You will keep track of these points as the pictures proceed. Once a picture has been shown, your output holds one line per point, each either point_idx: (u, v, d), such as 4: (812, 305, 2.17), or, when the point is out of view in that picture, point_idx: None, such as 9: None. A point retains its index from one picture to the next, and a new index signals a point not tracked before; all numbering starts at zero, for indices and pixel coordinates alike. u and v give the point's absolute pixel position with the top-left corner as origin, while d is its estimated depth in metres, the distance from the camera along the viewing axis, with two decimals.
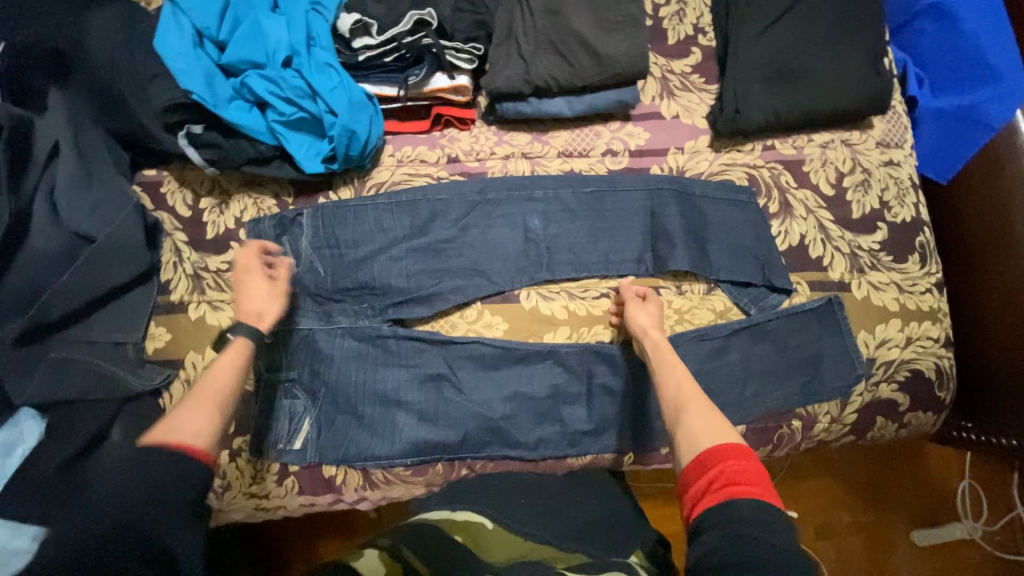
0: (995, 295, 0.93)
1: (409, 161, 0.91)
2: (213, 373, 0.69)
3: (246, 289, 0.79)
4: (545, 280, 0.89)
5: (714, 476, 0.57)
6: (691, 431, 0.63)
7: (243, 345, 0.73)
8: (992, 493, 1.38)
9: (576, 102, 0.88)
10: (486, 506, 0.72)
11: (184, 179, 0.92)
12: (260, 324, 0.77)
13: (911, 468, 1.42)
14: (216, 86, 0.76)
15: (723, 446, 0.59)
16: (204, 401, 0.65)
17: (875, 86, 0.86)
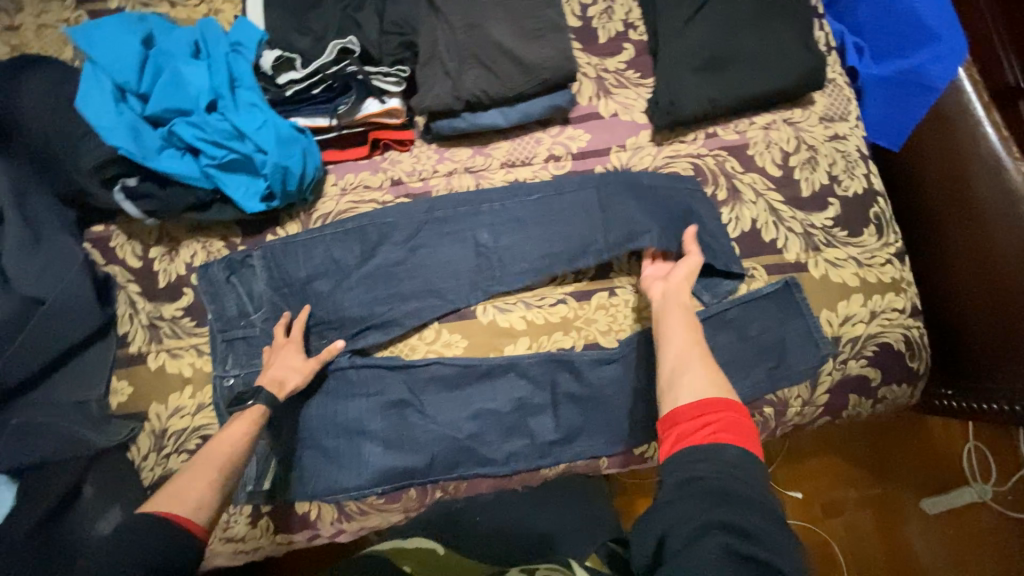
0: (965, 258, 0.91)
1: (353, 188, 0.91)
2: (223, 437, 0.71)
3: (275, 359, 0.81)
4: (500, 292, 0.88)
5: (707, 422, 0.60)
6: (698, 383, 0.65)
7: (258, 413, 0.74)
8: (999, 454, 1.36)
9: (510, 112, 0.87)
10: (439, 529, 0.81)
11: (133, 231, 0.92)
12: (280, 392, 0.78)
13: (913, 436, 1.39)
14: (143, 138, 0.77)
15: (722, 399, 0.62)
16: (208, 469, 0.66)
17: (806, 62, 0.86)
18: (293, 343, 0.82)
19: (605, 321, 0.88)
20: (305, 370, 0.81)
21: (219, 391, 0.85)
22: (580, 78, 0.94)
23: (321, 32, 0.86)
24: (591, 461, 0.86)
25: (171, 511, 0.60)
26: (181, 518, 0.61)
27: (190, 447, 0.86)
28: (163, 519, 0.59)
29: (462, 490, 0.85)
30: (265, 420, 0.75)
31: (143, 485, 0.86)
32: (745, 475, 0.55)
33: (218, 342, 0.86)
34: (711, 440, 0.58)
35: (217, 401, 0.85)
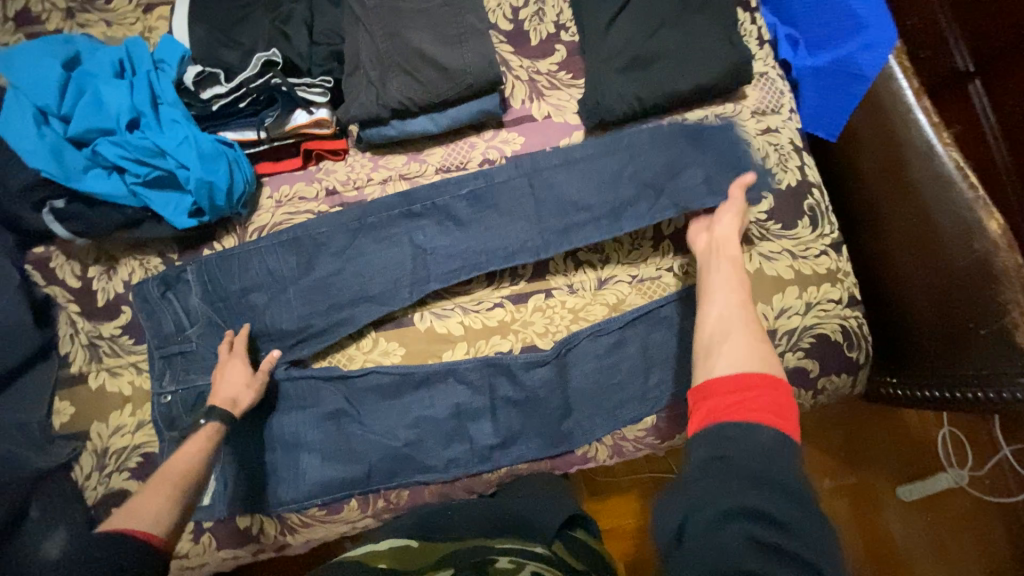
0: (908, 236, 0.88)
1: (288, 200, 0.90)
2: (179, 455, 0.71)
3: (221, 377, 0.81)
4: (438, 297, 0.89)
5: (741, 399, 0.56)
6: (733, 354, 0.62)
7: (212, 430, 0.75)
8: (975, 437, 1.34)
9: (439, 118, 0.88)
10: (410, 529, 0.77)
11: (71, 251, 0.91)
12: (235, 410, 0.78)
13: (887, 423, 1.38)
14: (67, 160, 0.78)
15: (768, 376, 0.58)
16: (164, 486, 0.66)
17: (731, 57, 0.86)
18: (237, 357, 0.83)
19: (542, 323, 0.88)
20: (252, 383, 0.81)
21: (157, 408, 0.85)
22: (512, 81, 0.94)
23: (249, 46, 0.86)
24: (535, 462, 0.87)
25: (131, 528, 0.59)
26: (140, 531, 0.59)
27: (130, 465, 0.86)
28: (127, 536, 0.58)
29: (405, 497, 0.85)
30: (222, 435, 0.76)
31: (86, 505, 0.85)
32: (778, 458, 0.51)
33: (157, 359, 0.86)
34: (747, 419, 0.54)
35: (155, 418, 0.85)
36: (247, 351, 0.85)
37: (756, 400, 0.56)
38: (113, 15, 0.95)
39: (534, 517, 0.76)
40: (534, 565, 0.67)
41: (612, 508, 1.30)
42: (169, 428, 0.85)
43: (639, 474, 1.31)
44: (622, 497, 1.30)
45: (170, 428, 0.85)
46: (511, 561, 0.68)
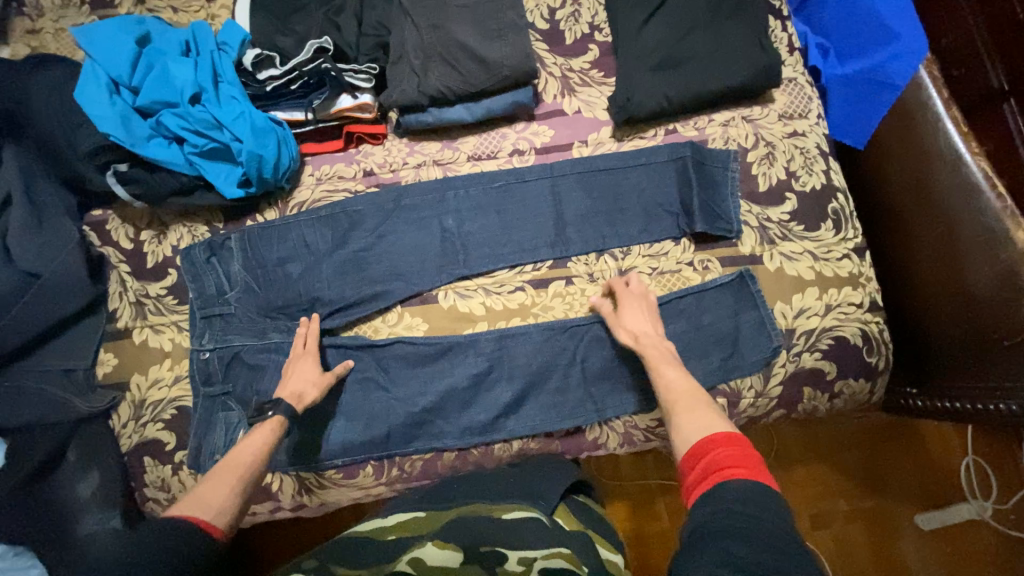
0: (934, 243, 0.88)
1: (328, 178, 0.96)
2: (243, 446, 0.74)
3: (293, 370, 0.84)
4: (462, 276, 0.92)
5: (706, 464, 0.61)
6: (686, 432, 0.67)
7: (276, 424, 0.77)
8: (1001, 468, 1.29)
9: (474, 107, 0.92)
10: (417, 504, 0.79)
11: (127, 216, 0.98)
12: (299, 404, 0.80)
13: (907, 446, 1.35)
14: (133, 127, 0.84)
15: (714, 436, 0.63)
16: (229, 476, 0.69)
17: (761, 61, 0.89)
18: (309, 353, 0.86)
19: (561, 308, 0.91)
20: (318, 383, 0.83)
21: (195, 363, 0.90)
22: (546, 77, 0.98)
23: (303, 33, 0.93)
24: (545, 440, 0.89)
25: (193, 514, 0.62)
26: (205, 521, 0.62)
27: (165, 417, 0.91)
28: (185, 525, 0.60)
29: (418, 468, 0.88)
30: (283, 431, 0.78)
31: (121, 451, 0.91)
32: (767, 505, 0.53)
33: (198, 318, 0.91)
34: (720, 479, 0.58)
35: (191, 373, 0.90)
36: (318, 347, 0.88)
37: (716, 457, 0.60)
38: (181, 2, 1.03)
39: (541, 486, 0.79)
40: (543, 561, 0.64)
41: (622, 514, 1.31)
42: (205, 385, 0.89)
43: (648, 480, 1.31)
44: (631, 503, 1.31)
45: (206, 385, 0.89)
46: (520, 565, 0.65)
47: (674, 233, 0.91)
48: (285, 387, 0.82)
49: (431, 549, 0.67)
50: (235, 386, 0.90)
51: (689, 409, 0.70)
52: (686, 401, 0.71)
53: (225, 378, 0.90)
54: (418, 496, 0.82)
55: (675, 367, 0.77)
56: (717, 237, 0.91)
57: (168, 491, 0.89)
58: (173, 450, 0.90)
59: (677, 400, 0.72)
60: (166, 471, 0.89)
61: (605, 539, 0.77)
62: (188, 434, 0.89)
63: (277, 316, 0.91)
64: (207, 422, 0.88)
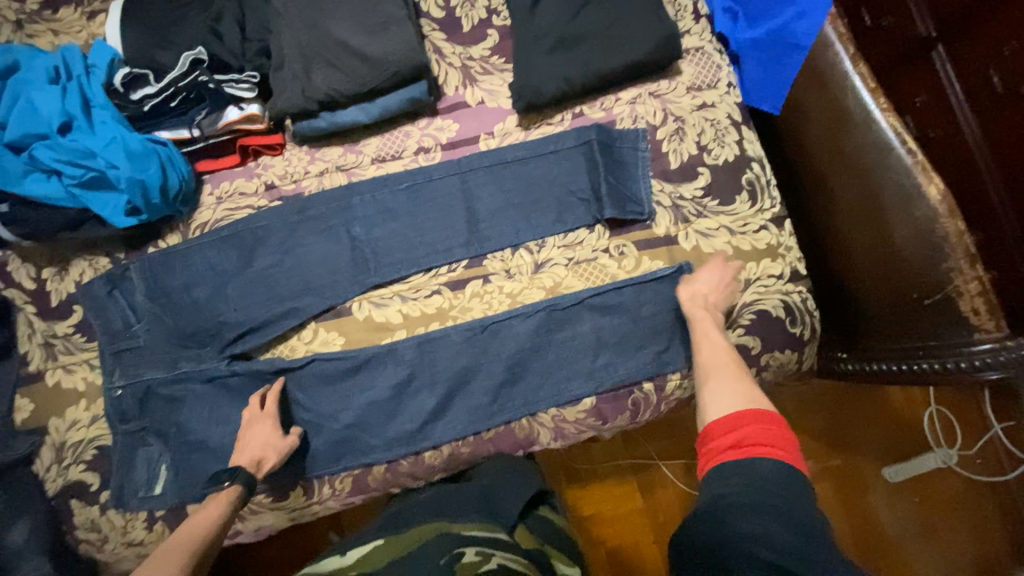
0: (850, 203, 0.86)
1: (228, 196, 0.92)
2: (198, 519, 0.73)
3: (251, 435, 0.82)
4: (376, 286, 0.90)
5: (740, 436, 0.61)
6: (728, 403, 0.65)
7: (235, 493, 0.77)
8: (965, 416, 1.28)
9: (369, 108, 0.88)
10: (376, 534, 0.75)
11: (26, 254, 0.93)
12: (258, 471, 0.80)
13: (872, 403, 1.32)
14: (6, 165, 0.80)
15: (755, 412, 0.63)
16: (182, 552, 0.67)
17: (659, 32, 0.85)
18: (269, 416, 0.84)
19: (480, 308, 0.88)
20: (279, 449, 0.82)
21: (108, 402, 0.87)
22: (445, 68, 0.94)
23: (184, 44, 0.87)
24: (476, 442, 0.88)
25: None
26: None
27: (86, 458, 0.89)
28: None
29: (349, 484, 0.87)
30: (243, 498, 0.77)
31: (46, 496, 0.89)
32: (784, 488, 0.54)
33: (107, 355, 0.88)
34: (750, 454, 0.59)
35: (106, 412, 0.87)
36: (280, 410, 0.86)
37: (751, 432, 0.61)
38: (61, 23, 0.97)
39: (500, 504, 0.77)
40: (500, 557, 0.65)
41: (595, 497, 1.30)
42: (122, 423, 0.87)
43: (618, 460, 1.31)
44: (604, 484, 1.30)
45: (123, 422, 0.87)
46: (478, 555, 0.64)
47: (589, 221, 0.88)
48: (243, 455, 0.80)
49: None
50: (153, 420, 0.87)
51: (734, 375, 0.70)
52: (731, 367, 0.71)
53: (142, 414, 0.87)
54: (378, 528, 0.78)
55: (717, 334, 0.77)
56: (630, 220, 0.88)
57: (98, 532, 0.87)
58: (98, 490, 0.88)
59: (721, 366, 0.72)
60: (94, 512, 0.88)
61: (565, 555, 0.76)
62: (111, 473, 0.87)
63: (189, 345, 0.88)
64: (128, 459, 0.86)
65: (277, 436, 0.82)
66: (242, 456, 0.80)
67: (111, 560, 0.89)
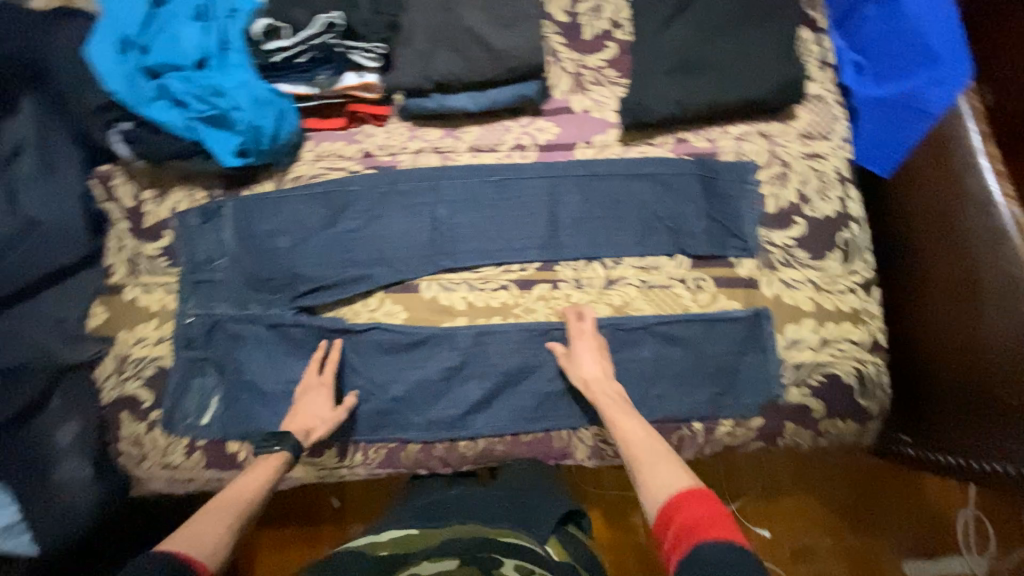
0: (945, 280, 0.82)
1: (327, 156, 0.95)
2: (245, 480, 0.73)
3: (305, 403, 0.84)
4: (448, 268, 0.91)
5: (682, 523, 0.57)
6: (663, 480, 0.63)
7: (280, 460, 0.76)
8: (1002, 526, 1.20)
9: (480, 97, 0.90)
10: (410, 520, 0.76)
11: (132, 173, 0.99)
12: (306, 440, 0.80)
13: (902, 491, 1.24)
14: (140, 88, 0.85)
15: (685, 491, 0.61)
16: (227, 514, 0.66)
17: (783, 75, 0.85)
18: (325, 385, 0.85)
19: (544, 312, 0.88)
20: (330, 421, 0.83)
21: (179, 326, 0.91)
22: (557, 72, 0.95)
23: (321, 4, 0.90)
24: (512, 442, 0.87)
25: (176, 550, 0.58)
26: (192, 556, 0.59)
27: (145, 375, 0.92)
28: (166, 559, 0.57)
29: (382, 456, 0.88)
30: (288, 466, 0.77)
31: (100, 403, 0.93)
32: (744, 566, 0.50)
33: (186, 282, 0.92)
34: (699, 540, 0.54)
35: (174, 336, 0.91)
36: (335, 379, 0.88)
37: (689, 517, 0.57)
38: None
39: (533, 513, 0.76)
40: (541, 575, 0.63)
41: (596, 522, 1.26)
42: (186, 349, 0.90)
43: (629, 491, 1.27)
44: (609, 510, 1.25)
45: (187, 349, 0.90)
46: (518, 571, 0.63)
47: (669, 249, 0.86)
48: (293, 422, 0.82)
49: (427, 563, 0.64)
50: (215, 352, 0.90)
51: (663, 457, 0.68)
52: (650, 452, 0.68)
53: (206, 344, 0.90)
54: (409, 515, 0.79)
55: (632, 416, 0.76)
56: (716, 255, 0.86)
57: (141, 447, 0.91)
58: (148, 408, 0.91)
59: (641, 454, 0.69)
60: (141, 428, 0.91)
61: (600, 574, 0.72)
62: (164, 394, 0.90)
63: (262, 289, 0.91)
64: (185, 385, 0.90)
65: (327, 408, 0.84)
66: (296, 423, 0.82)
67: (145, 477, 0.92)
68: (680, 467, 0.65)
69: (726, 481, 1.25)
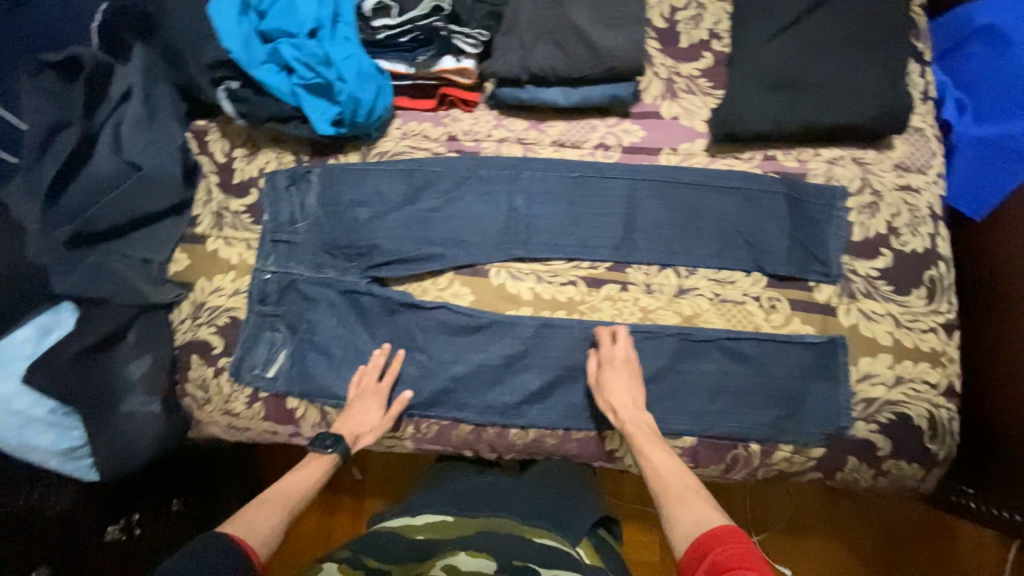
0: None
1: (413, 135, 0.97)
2: (295, 478, 0.77)
3: (358, 408, 0.86)
4: (520, 258, 0.92)
5: (713, 559, 0.56)
6: (694, 518, 0.63)
7: (330, 460, 0.80)
8: None
9: (571, 93, 0.91)
10: (443, 504, 0.80)
11: (227, 132, 1.04)
12: (356, 446, 0.84)
13: (936, 553, 1.18)
14: (253, 50, 0.89)
15: (719, 531, 0.59)
16: (277, 505, 0.71)
17: (888, 102, 0.83)
18: (379, 395, 0.87)
19: (610, 312, 0.87)
20: (380, 424, 0.86)
21: (255, 281, 0.94)
22: (650, 76, 0.95)
23: None
24: (562, 437, 0.88)
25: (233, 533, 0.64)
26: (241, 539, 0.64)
27: (218, 323, 0.96)
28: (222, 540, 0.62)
29: (433, 432, 0.90)
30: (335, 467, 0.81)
31: (172, 344, 0.97)
32: None
33: (267, 240, 0.95)
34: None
35: (250, 289, 0.95)
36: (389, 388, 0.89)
37: (720, 555, 0.56)
38: None
39: (564, 514, 0.78)
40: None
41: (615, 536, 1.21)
42: (260, 303, 0.94)
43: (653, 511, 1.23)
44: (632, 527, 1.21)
45: (261, 304, 0.94)
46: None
47: (747, 265, 0.85)
48: (345, 425, 0.84)
49: (464, 557, 0.66)
50: (286, 311, 0.94)
51: (694, 496, 0.67)
52: (681, 491, 0.68)
53: (279, 301, 0.94)
54: (443, 501, 0.81)
55: (660, 448, 0.76)
56: (794, 276, 0.84)
57: (206, 391, 0.95)
58: (218, 355, 0.95)
59: (672, 490, 0.69)
60: (209, 373, 0.95)
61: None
62: (235, 344, 0.94)
63: (338, 255, 0.94)
64: (255, 337, 0.93)
65: (379, 414, 0.86)
66: (347, 424, 0.84)
67: (206, 421, 0.97)
68: (713, 507, 0.65)
69: (750, 512, 1.23)
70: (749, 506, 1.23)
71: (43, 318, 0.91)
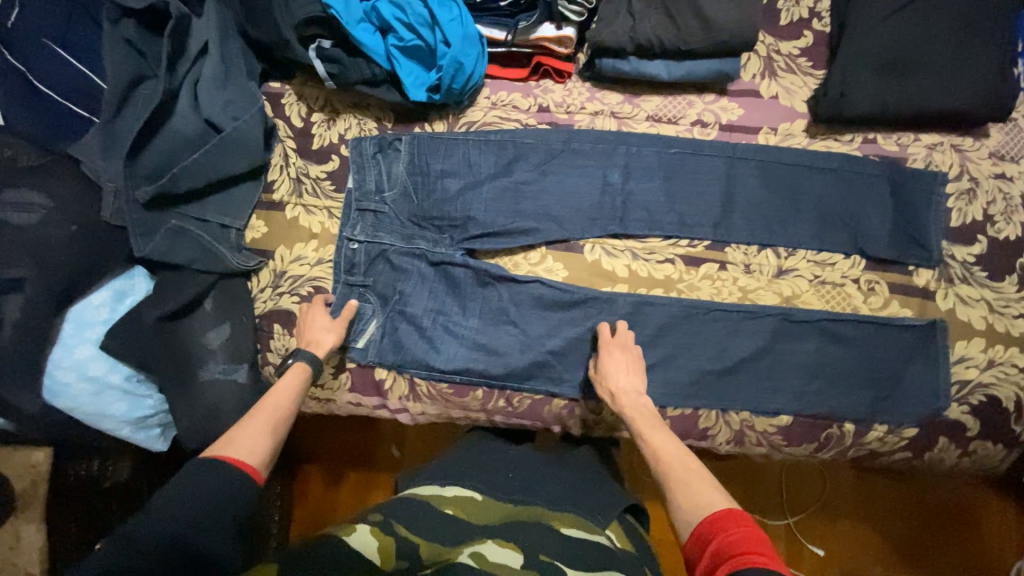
0: None
1: (502, 105, 0.95)
2: (279, 387, 0.77)
3: (308, 318, 0.87)
4: (616, 234, 0.91)
5: (723, 542, 0.57)
6: (697, 503, 0.63)
7: (300, 368, 0.80)
8: None
9: (674, 67, 0.90)
10: (476, 482, 0.79)
11: (303, 95, 0.99)
12: (318, 350, 0.83)
13: (959, 537, 1.24)
14: (351, 7, 0.87)
15: (728, 514, 0.59)
16: (265, 420, 0.71)
17: (992, 89, 0.83)
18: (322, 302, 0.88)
19: (708, 291, 0.88)
20: (337, 326, 0.86)
21: (343, 250, 0.92)
22: (749, 54, 0.93)
23: None
24: None
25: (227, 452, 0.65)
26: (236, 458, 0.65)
27: (301, 293, 0.94)
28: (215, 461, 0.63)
29: (524, 406, 0.90)
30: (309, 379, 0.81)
31: (254, 312, 0.94)
32: None
33: (352, 209, 0.93)
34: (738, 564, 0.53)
35: (338, 258, 0.92)
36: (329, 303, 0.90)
37: (726, 542, 0.56)
38: None
39: (586, 497, 0.80)
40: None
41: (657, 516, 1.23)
42: (346, 274, 0.92)
43: None
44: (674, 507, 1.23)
45: (347, 275, 0.92)
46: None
47: (846, 249, 0.86)
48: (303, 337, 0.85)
49: (491, 545, 0.64)
50: (375, 281, 0.91)
51: (697, 478, 0.67)
52: (680, 473, 0.68)
53: (367, 272, 0.92)
54: (475, 475, 0.81)
55: (667, 435, 0.75)
56: (890, 260, 0.86)
57: None
58: None
59: (673, 473, 0.69)
60: (291, 343, 0.93)
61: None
62: None
63: (428, 226, 0.92)
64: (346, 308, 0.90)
65: (326, 319, 0.87)
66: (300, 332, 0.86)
67: None
68: (716, 490, 0.64)
69: (789, 495, 1.26)
70: (789, 488, 1.26)
71: (118, 283, 0.88)
